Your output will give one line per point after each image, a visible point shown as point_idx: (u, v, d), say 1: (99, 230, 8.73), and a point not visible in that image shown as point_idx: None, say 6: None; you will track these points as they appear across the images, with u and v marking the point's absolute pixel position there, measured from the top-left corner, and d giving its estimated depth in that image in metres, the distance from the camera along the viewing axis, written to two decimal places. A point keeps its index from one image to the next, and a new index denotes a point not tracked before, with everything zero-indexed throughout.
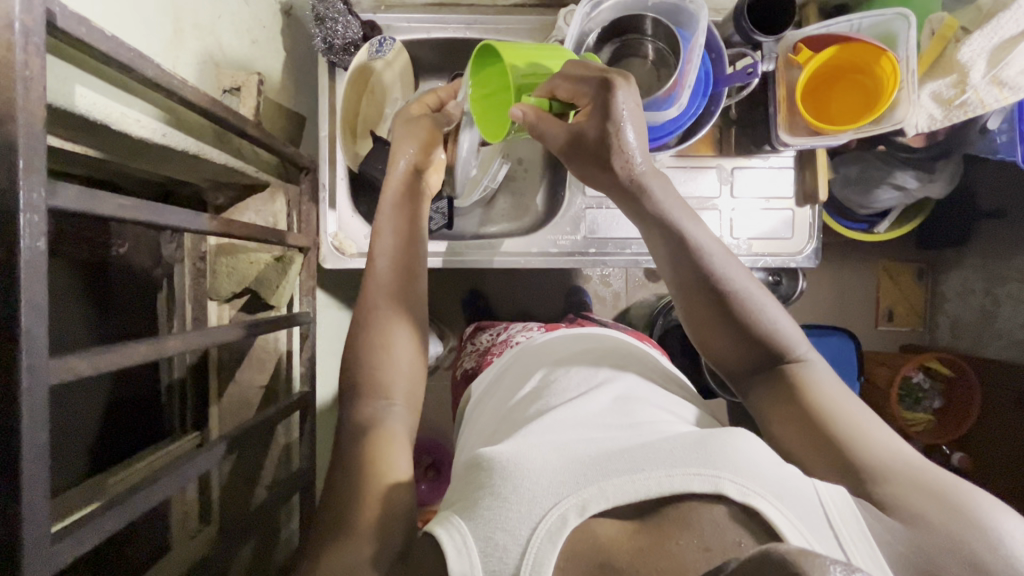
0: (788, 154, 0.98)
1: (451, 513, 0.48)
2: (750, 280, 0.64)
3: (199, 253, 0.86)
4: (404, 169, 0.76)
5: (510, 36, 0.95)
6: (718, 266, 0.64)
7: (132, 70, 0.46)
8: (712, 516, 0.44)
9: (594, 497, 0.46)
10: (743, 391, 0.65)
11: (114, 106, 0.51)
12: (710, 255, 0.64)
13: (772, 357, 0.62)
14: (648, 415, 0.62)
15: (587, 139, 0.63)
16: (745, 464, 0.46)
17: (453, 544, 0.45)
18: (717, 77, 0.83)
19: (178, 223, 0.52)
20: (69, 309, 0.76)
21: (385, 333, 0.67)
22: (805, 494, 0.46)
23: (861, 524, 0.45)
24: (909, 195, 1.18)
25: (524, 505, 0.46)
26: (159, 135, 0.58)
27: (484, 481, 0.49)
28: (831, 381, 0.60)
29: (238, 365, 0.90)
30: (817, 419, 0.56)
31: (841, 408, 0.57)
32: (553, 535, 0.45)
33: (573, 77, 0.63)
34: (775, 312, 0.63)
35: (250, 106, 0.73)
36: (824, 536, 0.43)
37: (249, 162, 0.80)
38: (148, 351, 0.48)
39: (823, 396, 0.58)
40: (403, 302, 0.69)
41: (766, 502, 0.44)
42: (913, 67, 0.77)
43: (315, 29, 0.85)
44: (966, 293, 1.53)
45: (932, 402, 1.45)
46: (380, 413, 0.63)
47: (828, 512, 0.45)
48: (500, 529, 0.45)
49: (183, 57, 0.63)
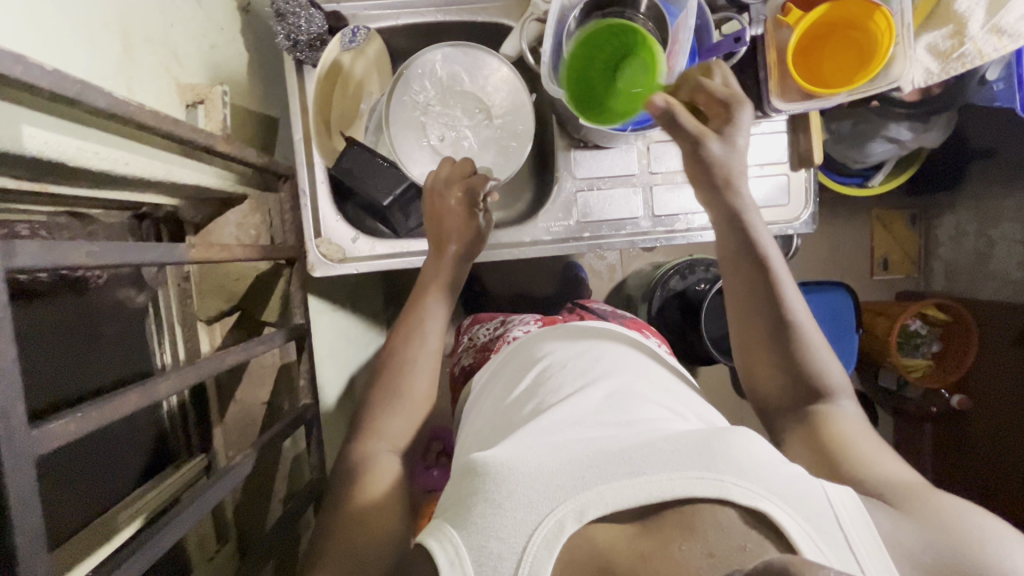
0: (778, 118, 0.96)
1: (441, 524, 0.52)
2: (808, 318, 0.72)
3: (182, 274, 0.83)
4: (453, 258, 0.84)
5: (484, 16, 0.91)
6: (779, 292, 0.72)
7: (82, 103, 0.43)
8: (716, 518, 0.46)
9: (592, 503, 0.49)
10: (766, 406, 0.73)
11: (70, 142, 0.48)
12: (775, 279, 0.72)
13: (809, 390, 0.69)
14: (643, 410, 0.63)
15: (705, 149, 0.73)
16: (747, 467, 0.49)
17: (447, 556, 0.49)
18: (704, 47, 0.80)
19: (155, 259, 0.51)
20: (79, 352, 0.70)
21: (399, 378, 0.78)
22: (815, 495, 0.48)
23: (869, 522, 0.48)
24: (903, 147, 1.15)
25: (519, 512, 0.49)
26: (122, 164, 0.54)
27: (479, 487, 0.52)
28: (855, 423, 0.66)
29: (237, 384, 0.89)
30: (831, 451, 0.62)
31: (862, 444, 0.63)
32: (549, 543, 0.47)
33: (707, 89, 0.74)
34: (823, 351, 0.71)
35: (216, 121, 0.68)
36: (837, 544, 0.46)
37: (223, 176, 0.75)
38: (141, 397, 0.47)
39: (846, 432, 0.64)
40: (443, 302, 0.84)
41: (772, 505, 0.46)
42: (909, 20, 0.75)
43: (277, 27, 0.80)
44: (959, 236, 1.52)
45: (929, 348, 1.47)
46: (372, 452, 0.73)
47: (839, 513, 0.48)
48: (494, 537, 0.48)
49: (139, 78, 0.58)
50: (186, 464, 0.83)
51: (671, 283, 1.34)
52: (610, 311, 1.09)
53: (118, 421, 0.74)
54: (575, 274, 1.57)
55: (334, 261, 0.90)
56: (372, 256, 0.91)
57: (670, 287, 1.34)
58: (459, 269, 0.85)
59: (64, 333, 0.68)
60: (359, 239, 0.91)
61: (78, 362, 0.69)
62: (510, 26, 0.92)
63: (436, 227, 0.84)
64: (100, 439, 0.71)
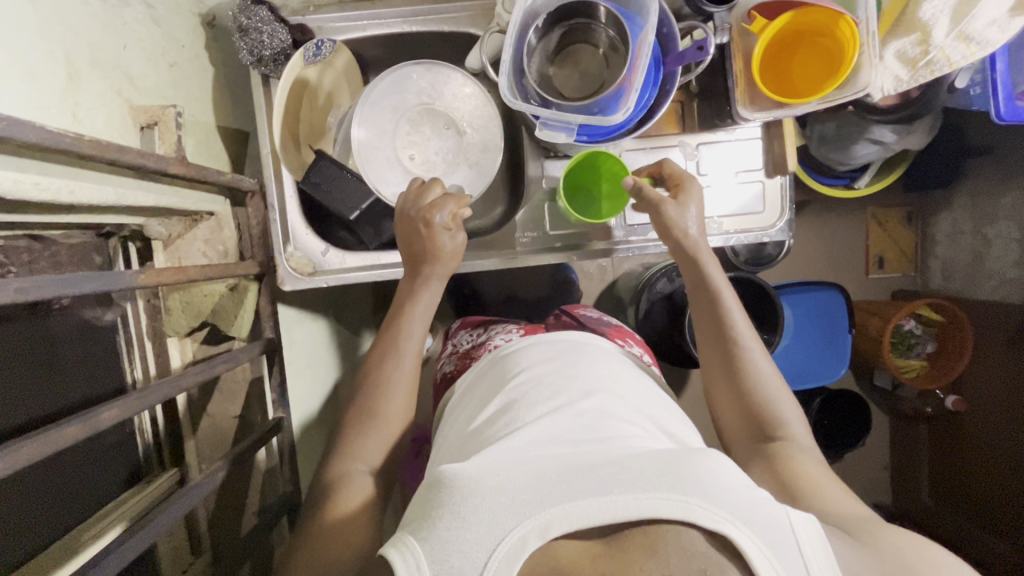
0: (752, 125, 0.94)
1: (405, 534, 0.52)
2: (767, 364, 0.77)
3: (152, 291, 0.83)
4: (426, 276, 0.82)
5: (452, 25, 0.90)
6: (737, 339, 0.77)
7: (10, 139, 0.43)
8: (679, 539, 0.45)
9: (556, 520, 0.48)
10: (731, 436, 0.77)
11: (7, 175, 0.48)
12: (734, 326, 0.78)
13: (766, 427, 0.73)
14: (615, 429, 0.63)
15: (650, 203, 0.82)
16: (714, 490, 0.49)
17: (408, 567, 0.49)
18: (668, 56, 0.78)
19: (94, 289, 0.51)
20: (40, 376, 0.71)
21: (366, 395, 0.77)
22: (779, 521, 0.49)
23: (828, 553, 0.48)
24: (887, 149, 1.13)
25: (482, 526, 0.49)
26: (66, 193, 0.54)
27: (444, 501, 0.52)
28: (812, 462, 0.68)
29: (209, 397, 0.89)
30: (791, 487, 0.64)
31: (820, 484, 0.64)
32: (511, 557, 0.47)
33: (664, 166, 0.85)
34: (782, 395, 0.75)
35: (170, 143, 0.68)
36: (795, 569, 0.46)
37: (185, 196, 0.75)
38: (79, 429, 0.48)
39: (800, 467, 0.67)
40: (440, 278, 0.83)
41: (735, 528, 0.46)
42: (873, 28, 0.73)
43: (240, 42, 0.82)
44: (956, 234, 1.49)
45: (923, 348, 1.44)
46: (336, 464, 0.73)
47: (800, 539, 0.48)
48: (457, 551, 0.48)
49: (86, 103, 0.58)
50: (160, 478, 0.83)
51: (657, 286, 1.33)
52: (595, 317, 1.08)
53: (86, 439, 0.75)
54: (564, 276, 1.56)
55: (305, 275, 0.90)
56: (342, 269, 0.91)
57: (657, 291, 1.32)
58: (429, 289, 0.82)
59: (26, 355, 0.69)
60: (329, 252, 0.91)
61: (40, 384, 0.71)
62: (478, 35, 0.91)
63: (407, 249, 0.83)
64: (64, 458, 0.72)
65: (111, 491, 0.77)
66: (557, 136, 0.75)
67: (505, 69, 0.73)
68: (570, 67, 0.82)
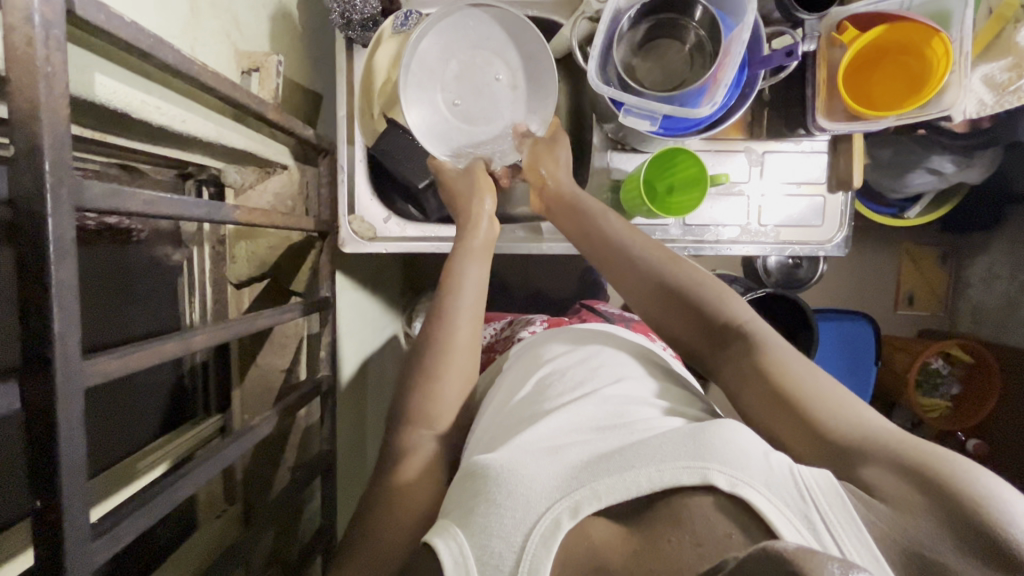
0: (820, 138, 0.95)
1: (449, 523, 0.49)
2: (683, 266, 0.71)
3: (218, 237, 0.84)
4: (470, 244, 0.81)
5: (535, 11, 0.92)
6: (639, 253, 0.73)
7: (154, 57, 0.45)
8: (702, 508, 0.43)
9: (586, 499, 0.46)
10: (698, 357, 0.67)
11: (135, 94, 0.51)
12: (627, 243, 0.75)
13: (717, 329, 0.65)
14: (640, 410, 0.60)
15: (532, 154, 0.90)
16: (736, 454, 0.45)
17: (453, 556, 0.46)
18: (752, 61, 0.79)
19: (201, 216, 0.52)
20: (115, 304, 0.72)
21: None
22: (786, 477, 0.43)
23: (845, 503, 0.41)
24: (943, 180, 1.12)
25: (518, 513, 0.47)
26: (179, 121, 0.56)
27: (480, 489, 0.50)
28: (787, 351, 0.59)
29: (258, 349, 0.91)
30: (778, 394, 0.55)
31: (804, 377, 0.55)
32: (547, 539, 0.45)
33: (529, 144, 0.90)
34: (715, 288, 0.68)
35: (269, 89, 0.70)
36: (813, 527, 0.40)
37: (266, 143, 0.77)
38: (178, 346, 0.49)
39: (773, 359, 0.57)
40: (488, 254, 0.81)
41: (752, 488, 0.42)
42: (967, 48, 0.74)
43: (333, 4, 0.83)
44: (989, 279, 1.48)
45: (948, 389, 1.41)
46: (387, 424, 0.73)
47: (814, 495, 0.42)
48: (495, 536, 0.46)
49: (202, 39, 0.60)
50: (204, 421, 0.84)
51: None
52: (615, 314, 1.07)
53: (145, 372, 0.77)
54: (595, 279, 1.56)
55: (365, 240, 0.91)
56: (401, 238, 0.93)
57: None
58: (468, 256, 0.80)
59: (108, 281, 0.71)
60: (390, 220, 0.93)
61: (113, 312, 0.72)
62: (560, 23, 0.92)
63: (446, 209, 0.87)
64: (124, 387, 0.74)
65: (159, 427, 0.78)
66: (639, 123, 0.77)
67: (594, 53, 0.74)
68: (654, 61, 0.83)
